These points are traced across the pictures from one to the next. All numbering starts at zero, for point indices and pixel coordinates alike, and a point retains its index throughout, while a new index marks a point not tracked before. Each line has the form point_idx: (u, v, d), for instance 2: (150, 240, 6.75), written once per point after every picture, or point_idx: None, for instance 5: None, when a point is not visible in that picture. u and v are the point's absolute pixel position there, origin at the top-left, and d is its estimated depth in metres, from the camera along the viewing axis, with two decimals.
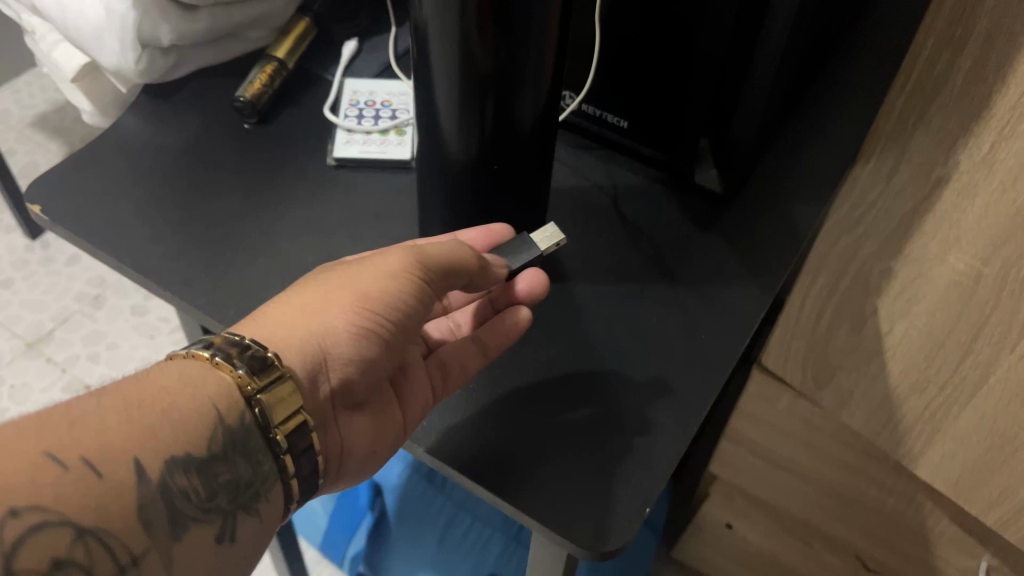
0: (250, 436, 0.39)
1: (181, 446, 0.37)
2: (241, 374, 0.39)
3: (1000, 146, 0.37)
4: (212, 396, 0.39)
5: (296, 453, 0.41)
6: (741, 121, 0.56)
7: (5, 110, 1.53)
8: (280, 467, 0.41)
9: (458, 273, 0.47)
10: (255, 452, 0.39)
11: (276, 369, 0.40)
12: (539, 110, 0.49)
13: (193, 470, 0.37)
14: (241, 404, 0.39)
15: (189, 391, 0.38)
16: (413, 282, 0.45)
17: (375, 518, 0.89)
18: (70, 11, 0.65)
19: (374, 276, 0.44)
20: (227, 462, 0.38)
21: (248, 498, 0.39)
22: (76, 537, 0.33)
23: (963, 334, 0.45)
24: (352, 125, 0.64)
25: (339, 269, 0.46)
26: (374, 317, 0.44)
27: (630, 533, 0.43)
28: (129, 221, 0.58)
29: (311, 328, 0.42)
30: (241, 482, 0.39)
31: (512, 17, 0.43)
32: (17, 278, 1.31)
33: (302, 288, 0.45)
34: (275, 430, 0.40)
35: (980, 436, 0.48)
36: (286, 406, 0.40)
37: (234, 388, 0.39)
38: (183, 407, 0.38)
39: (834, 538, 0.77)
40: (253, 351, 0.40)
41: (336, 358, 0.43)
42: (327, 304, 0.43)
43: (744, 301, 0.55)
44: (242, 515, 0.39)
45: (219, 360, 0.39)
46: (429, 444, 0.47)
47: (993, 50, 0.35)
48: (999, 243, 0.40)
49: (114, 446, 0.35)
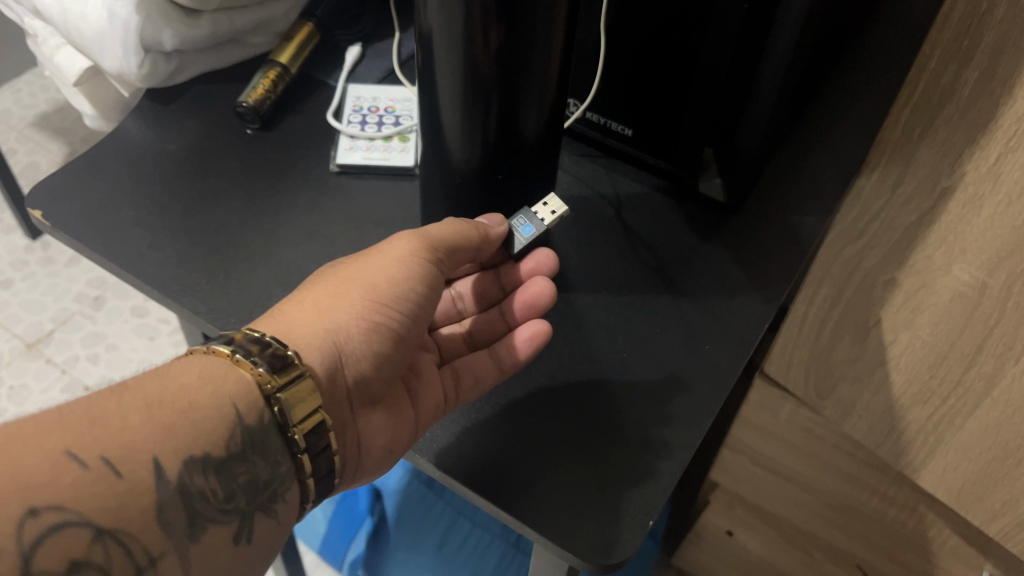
0: (268, 435, 0.40)
1: (200, 446, 0.38)
2: (261, 372, 0.40)
3: (1006, 158, 0.37)
4: (232, 395, 0.39)
5: (312, 453, 0.41)
6: (747, 130, 0.56)
7: (6, 110, 1.52)
8: (297, 466, 0.41)
9: (463, 249, 0.48)
10: (273, 452, 0.40)
11: (296, 368, 0.41)
12: (544, 119, 0.49)
13: (211, 471, 0.38)
14: (261, 403, 0.40)
15: (209, 389, 0.39)
16: (423, 265, 0.46)
17: (375, 522, 0.90)
18: (74, 16, 0.65)
19: (385, 268, 0.46)
20: (245, 462, 0.39)
21: (266, 498, 0.40)
22: (95, 537, 0.33)
23: (967, 346, 0.45)
24: (355, 131, 0.64)
25: (346, 266, 0.47)
26: (385, 311, 0.45)
27: (633, 546, 0.43)
28: (129, 228, 0.57)
29: (325, 325, 0.44)
30: (260, 482, 0.40)
31: (516, 23, 0.42)
32: (17, 278, 1.31)
33: (311, 287, 0.46)
34: (294, 429, 0.40)
35: (985, 449, 0.47)
36: (306, 405, 0.41)
37: (253, 386, 0.40)
38: (202, 405, 0.38)
39: (834, 548, 0.76)
40: (273, 349, 0.40)
41: (351, 354, 0.44)
42: (341, 302, 0.45)
43: (745, 311, 0.55)
44: (260, 515, 0.40)
45: (240, 356, 0.40)
46: (431, 455, 0.46)
47: (999, 63, 0.35)
48: (1005, 255, 0.40)
49: (134, 445, 0.36)
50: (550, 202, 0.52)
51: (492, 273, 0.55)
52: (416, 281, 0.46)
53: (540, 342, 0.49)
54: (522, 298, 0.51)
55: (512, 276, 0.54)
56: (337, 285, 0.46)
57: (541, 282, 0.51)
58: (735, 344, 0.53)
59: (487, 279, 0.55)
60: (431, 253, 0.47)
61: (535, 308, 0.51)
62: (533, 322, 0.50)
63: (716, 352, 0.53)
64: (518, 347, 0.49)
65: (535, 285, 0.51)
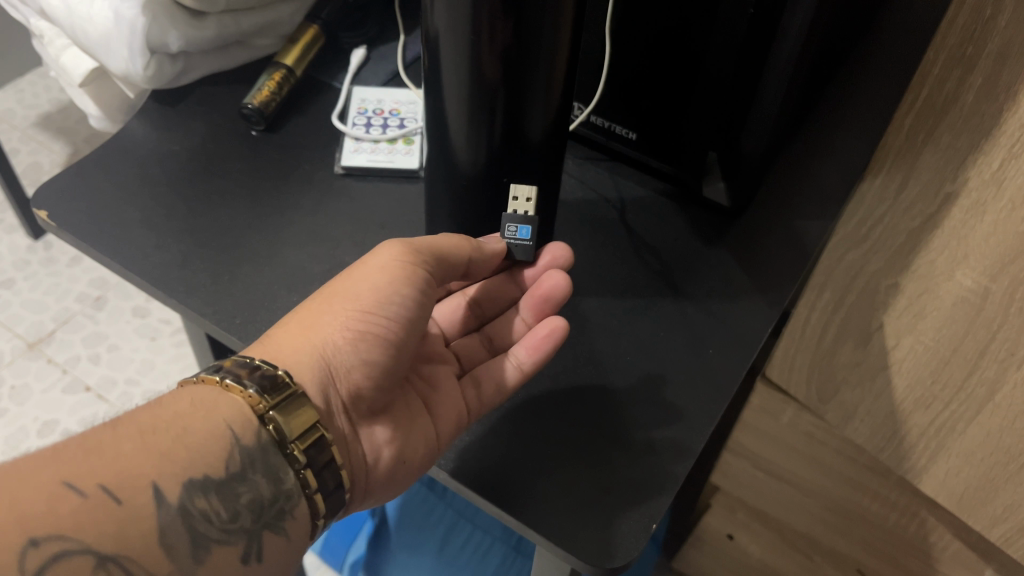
0: (268, 453, 0.40)
1: (198, 468, 0.38)
2: (252, 394, 0.40)
3: (1009, 164, 0.37)
4: (225, 417, 0.40)
5: (316, 468, 0.41)
6: (751, 136, 0.57)
7: (9, 110, 1.53)
8: (302, 482, 0.40)
9: (453, 263, 0.48)
10: (275, 468, 0.40)
11: (287, 387, 0.41)
12: (550, 122, 0.49)
13: (212, 492, 0.38)
14: (255, 422, 0.40)
15: (201, 413, 0.39)
16: (404, 269, 0.45)
17: (375, 525, 0.90)
18: (79, 17, 0.65)
19: (367, 278, 0.45)
20: (247, 482, 0.39)
21: (273, 516, 0.40)
22: (98, 564, 0.34)
23: (970, 351, 0.45)
24: (360, 134, 0.64)
25: (334, 281, 0.47)
26: (373, 319, 0.44)
27: (635, 550, 0.43)
28: (137, 228, 0.57)
29: (312, 341, 0.44)
30: (265, 501, 0.39)
31: (523, 23, 0.42)
32: (18, 278, 1.31)
33: (300, 307, 0.46)
34: (292, 445, 0.40)
35: (986, 454, 0.48)
36: (301, 419, 0.41)
37: (246, 407, 0.40)
38: (197, 431, 0.39)
39: (835, 552, 0.76)
40: (263, 371, 0.41)
41: (340, 366, 0.44)
42: (325, 320, 0.45)
43: (750, 316, 0.55)
44: (267, 533, 0.40)
45: (229, 381, 0.40)
46: (445, 466, 0.46)
47: (1004, 69, 0.35)
48: (1008, 260, 0.40)
49: (131, 472, 0.36)
50: (517, 191, 0.51)
51: (505, 276, 0.55)
52: (402, 283, 0.45)
53: (558, 338, 0.49)
54: (540, 292, 0.52)
55: (526, 276, 0.54)
56: (322, 301, 0.46)
57: (556, 274, 0.51)
58: (737, 349, 0.53)
59: (501, 282, 0.55)
60: (417, 257, 0.46)
61: (553, 300, 0.52)
62: (550, 319, 0.49)
63: (719, 356, 0.53)
64: (538, 347, 0.48)
65: (549, 279, 0.51)
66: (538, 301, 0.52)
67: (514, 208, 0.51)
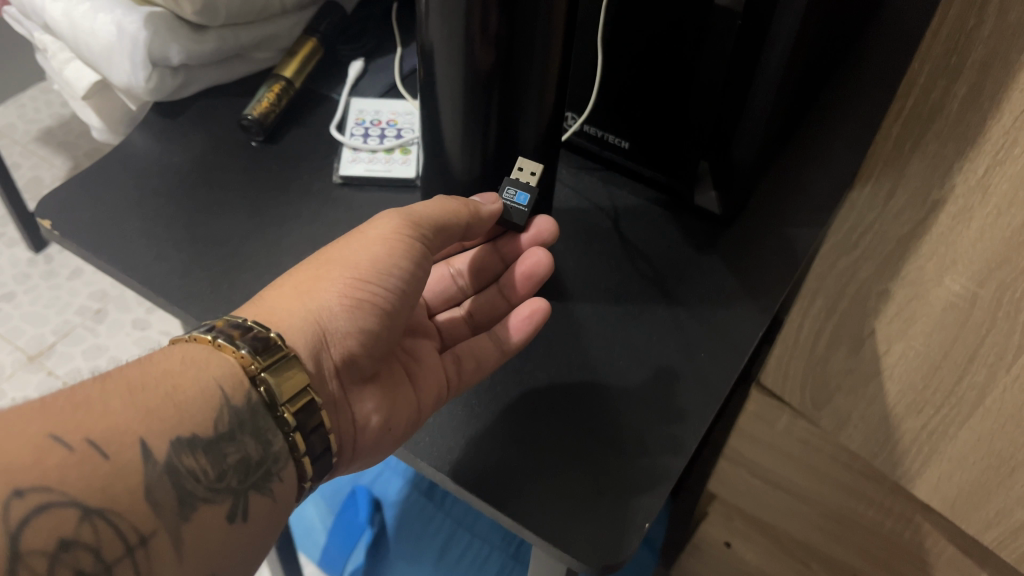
0: (258, 415, 0.41)
1: (187, 427, 0.39)
2: (244, 354, 0.41)
3: (994, 170, 0.38)
4: (217, 375, 0.40)
5: (305, 431, 0.42)
6: (741, 147, 0.57)
7: (9, 126, 1.54)
8: (291, 445, 0.42)
9: (451, 228, 0.48)
10: (265, 431, 0.41)
11: (279, 349, 0.42)
12: (542, 130, 0.50)
13: (199, 451, 0.39)
14: (246, 383, 0.41)
15: (192, 371, 0.40)
16: (404, 242, 0.47)
17: (374, 534, 0.89)
18: (83, 31, 0.67)
19: (365, 248, 0.47)
20: (235, 442, 0.40)
21: (260, 477, 0.41)
22: (82, 517, 0.34)
23: (959, 356, 0.46)
24: (358, 144, 0.65)
25: (326, 253, 0.48)
26: (368, 288, 0.46)
27: (629, 549, 0.43)
28: (136, 239, 0.58)
29: (307, 306, 0.45)
30: (252, 461, 0.40)
31: (516, 35, 0.43)
32: (19, 291, 1.31)
33: (291, 275, 0.47)
34: (282, 408, 0.41)
35: (978, 457, 0.48)
36: (291, 383, 0.41)
37: (237, 367, 0.41)
38: (187, 389, 0.39)
39: (832, 560, 0.77)
40: (255, 332, 0.42)
41: (335, 333, 0.45)
42: (321, 289, 0.46)
43: (740, 320, 0.56)
44: (254, 493, 0.40)
45: (221, 341, 0.41)
46: (431, 458, 0.47)
47: (988, 79, 0.36)
48: (993, 266, 0.41)
49: (118, 429, 0.37)
50: (523, 162, 0.51)
51: (491, 247, 0.55)
52: (401, 255, 0.47)
53: (541, 320, 0.51)
54: (519, 271, 0.53)
55: (512, 246, 0.55)
56: (319, 268, 0.47)
57: (539, 253, 0.52)
58: (730, 354, 0.54)
59: (486, 253, 0.55)
60: (415, 230, 0.47)
61: (534, 278, 0.53)
62: (531, 300, 0.51)
63: (712, 360, 0.53)
64: (521, 326, 0.50)
65: (531, 257, 0.52)
66: (517, 281, 0.53)
67: (521, 178, 0.51)
